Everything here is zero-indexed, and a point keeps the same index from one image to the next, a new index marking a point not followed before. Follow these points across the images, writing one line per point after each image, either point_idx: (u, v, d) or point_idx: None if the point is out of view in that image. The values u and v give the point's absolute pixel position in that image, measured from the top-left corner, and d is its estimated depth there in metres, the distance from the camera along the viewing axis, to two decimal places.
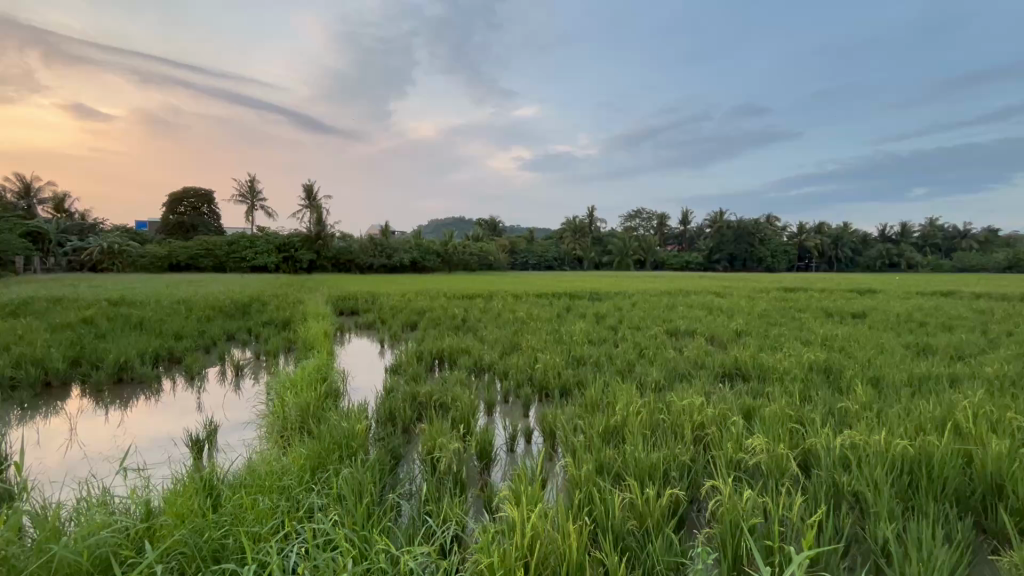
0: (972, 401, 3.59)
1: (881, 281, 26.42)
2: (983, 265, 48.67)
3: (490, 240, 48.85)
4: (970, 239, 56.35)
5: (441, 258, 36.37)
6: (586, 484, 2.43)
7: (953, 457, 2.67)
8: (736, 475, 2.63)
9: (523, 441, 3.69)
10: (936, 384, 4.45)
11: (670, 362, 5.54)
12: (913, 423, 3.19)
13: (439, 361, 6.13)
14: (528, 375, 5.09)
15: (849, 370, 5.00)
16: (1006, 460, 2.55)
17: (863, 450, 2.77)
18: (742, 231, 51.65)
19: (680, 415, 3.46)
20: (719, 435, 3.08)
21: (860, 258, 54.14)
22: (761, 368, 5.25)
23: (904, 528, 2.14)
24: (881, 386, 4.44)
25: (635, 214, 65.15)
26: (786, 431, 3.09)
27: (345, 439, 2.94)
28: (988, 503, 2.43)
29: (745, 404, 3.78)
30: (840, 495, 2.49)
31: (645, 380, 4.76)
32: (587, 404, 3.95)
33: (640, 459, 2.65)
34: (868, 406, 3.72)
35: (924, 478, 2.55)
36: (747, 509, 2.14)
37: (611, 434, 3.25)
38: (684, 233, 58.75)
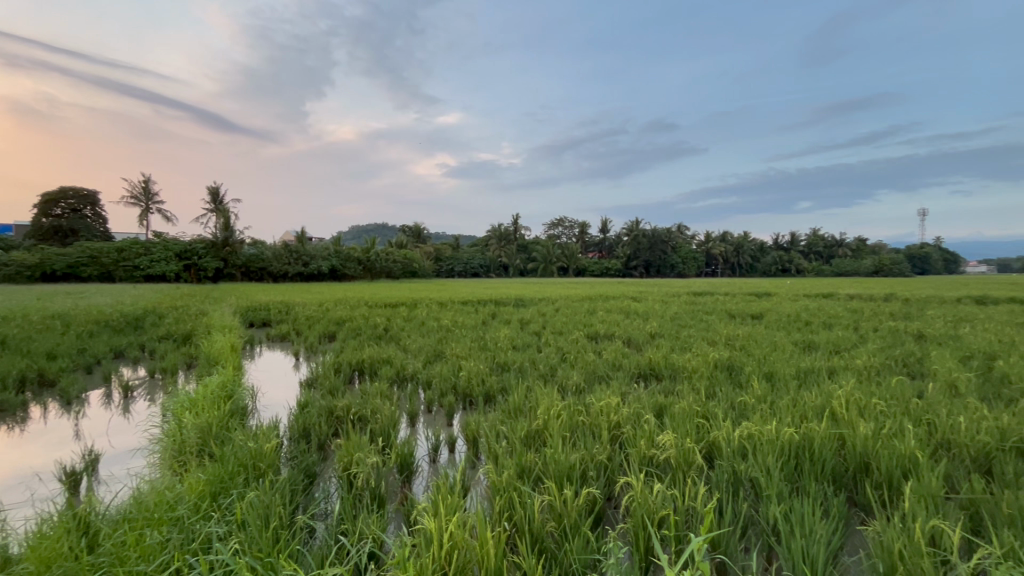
0: (845, 390, 4.08)
1: (772, 284, 29.30)
2: (856, 270, 55.58)
3: (414, 248, 47.90)
4: (845, 247, 64.02)
5: (362, 265, 35.21)
6: (506, 490, 2.46)
7: (830, 440, 3.02)
8: (649, 471, 2.78)
9: (446, 450, 3.64)
10: (818, 376, 5.00)
11: (589, 365, 5.74)
12: (798, 413, 3.57)
13: (359, 373, 5.92)
14: (452, 383, 5.05)
15: (747, 366, 5.47)
16: (871, 441, 2.93)
17: (757, 439, 3.05)
18: (656, 240, 55.00)
19: (598, 416, 3.60)
20: (633, 432, 3.25)
21: (758, 264, 59.51)
22: (672, 368, 5.61)
23: (791, 509, 2.38)
24: (774, 380, 4.92)
25: (557, 223, 67.25)
26: (693, 427, 3.31)
27: (252, 460, 2.75)
28: (858, 479, 2.76)
29: (656, 402, 4.01)
30: (739, 482, 2.71)
31: (566, 384, 4.89)
32: (510, 409, 3.98)
33: (559, 461, 2.73)
34: (762, 399, 4.10)
35: (807, 461, 2.85)
36: (657, 501, 2.28)
37: (532, 438, 3.30)
38: (603, 240, 61.25)
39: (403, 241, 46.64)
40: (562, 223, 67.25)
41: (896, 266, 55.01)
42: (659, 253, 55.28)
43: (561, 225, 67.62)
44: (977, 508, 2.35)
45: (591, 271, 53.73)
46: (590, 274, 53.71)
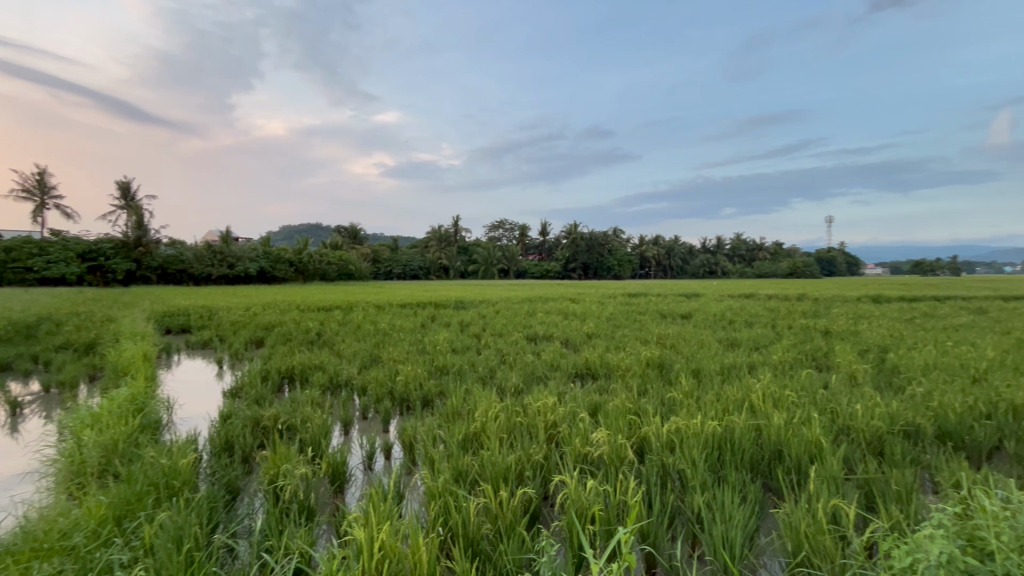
0: (762, 384, 4.39)
1: (700, 286, 30.97)
2: (773, 272, 60.29)
3: (350, 249, 46.34)
4: (764, 251, 69.04)
5: (295, 267, 33.62)
6: (442, 494, 2.43)
7: (748, 431, 3.24)
8: (583, 468, 2.85)
9: (382, 457, 3.55)
10: (739, 371, 5.36)
11: (528, 366, 5.81)
12: (721, 406, 3.80)
13: (289, 380, 5.63)
14: (388, 388, 4.92)
15: (676, 364, 5.76)
16: (783, 430, 3.17)
17: (684, 432, 3.21)
18: (593, 243, 56.64)
19: (535, 416, 3.65)
20: (569, 431, 3.32)
21: (688, 266, 62.81)
22: (607, 367, 5.79)
23: (713, 497, 2.53)
24: (700, 376, 5.21)
25: (498, 225, 67.62)
26: (625, 423, 3.44)
27: (165, 477, 2.55)
28: (772, 466, 2.99)
29: (591, 401, 4.13)
30: (667, 474, 2.84)
31: (505, 385, 4.91)
32: (448, 413, 3.95)
33: (496, 462, 2.74)
34: (689, 394, 4.34)
35: (728, 452, 3.04)
36: (590, 497, 2.35)
37: (469, 442, 3.28)
38: (543, 243, 62.26)
39: (337, 242, 44.91)
40: (503, 225, 67.61)
41: (807, 269, 60.23)
42: (597, 256, 56.96)
43: (501, 227, 68.05)
44: (870, 486, 2.62)
45: (531, 273, 54.52)
46: (531, 276, 54.46)
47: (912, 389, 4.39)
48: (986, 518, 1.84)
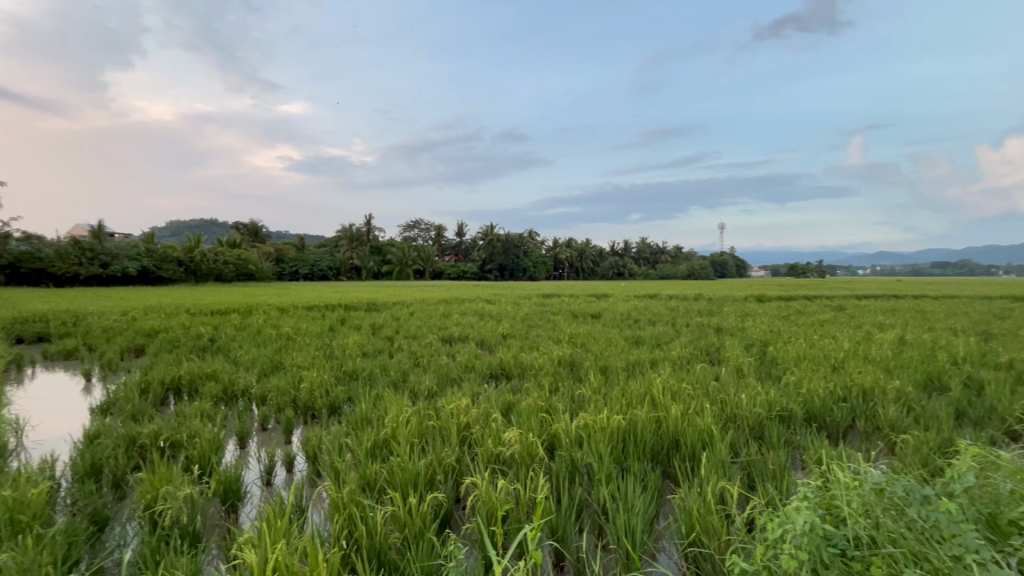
0: (663, 379, 4.70)
1: (607, 287, 32.78)
2: (673, 274, 65.16)
3: (251, 248, 42.91)
4: (666, 255, 74.34)
5: (184, 267, 30.46)
6: (346, 506, 2.32)
7: (649, 423, 3.45)
8: (495, 468, 2.87)
9: (283, 470, 3.32)
10: (641, 367, 5.71)
11: (442, 368, 5.73)
12: (626, 401, 4.01)
13: (174, 392, 5.08)
14: (291, 396, 4.61)
15: (586, 361, 6.00)
16: (680, 421, 3.42)
17: (591, 428, 3.35)
18: (509, 245, 57.46)
19: (448, 418, 3.61)
20: (482, 432, 3.33)
21: (599, 268, 65.85)
22: (521, 366, 5.89)
23: (617, 489, 2.66)
24: (607, 372, 5.48)
25: (413, 226, 66.33)
26: (537, 421, 3.52)
27: (8, 513, 2.18)
28: (671, 454, 3.21)
29: (505, 400, 4.17)
30: (575, 469, 2.94)
31: (417, 389, 4.81)
32: (356, 420, 3.78)
33: (406, 468, 2.67)
34: (597, 390, 4.54)
35: (632, 443, 3.22)
36: (501, 497, 2.37)
37: (378, 449, 3.17)
38: (460, 244, 62.02)
39: (235, 239, 41.29)
40: (418, 225, 66.41)
41: (702, 271, 65.84)
42: (513, 258, 57.80)
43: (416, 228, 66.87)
44: (751, 467, 2.90)
45: (448, 274, 54.06)
46: (447, 277, 53.97)
47: (787, 378, 4.94)
48: (841, 488, 2.11)
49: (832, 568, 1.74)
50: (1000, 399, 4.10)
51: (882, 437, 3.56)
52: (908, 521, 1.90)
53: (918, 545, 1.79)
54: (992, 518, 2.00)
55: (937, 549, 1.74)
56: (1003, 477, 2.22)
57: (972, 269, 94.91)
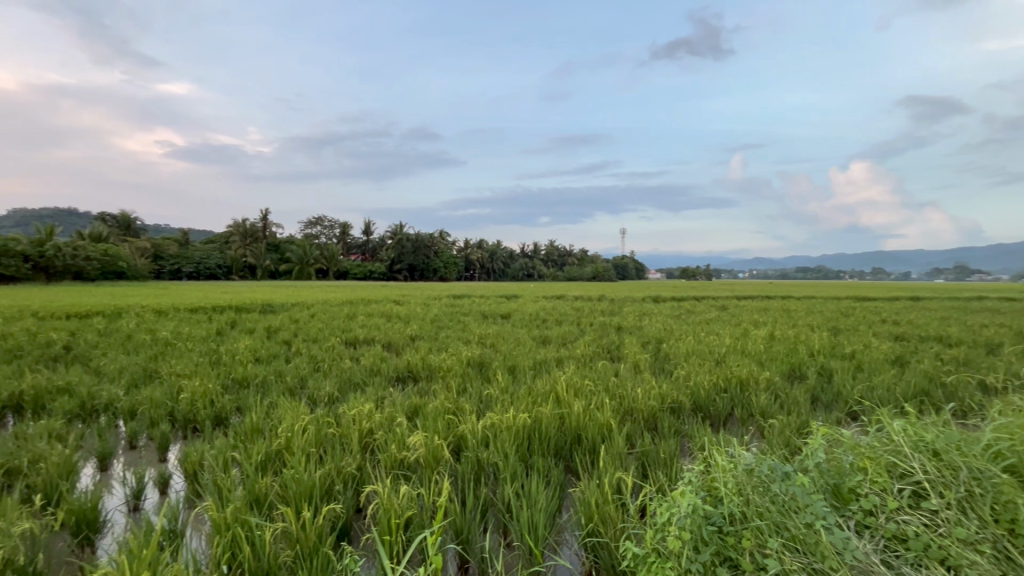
0: (567, 377, 4.88)
1: (515, 288, 33.50)
2: (579, 276, 68.28)
3: (121, 242, 37.84)
4: (572, 257, 77.53)
5: (33, 262, 26.05)
6: (229, 526, 2.12)
7: (553, 420, 3.55)
8: (398, 474, 2.79)
9: (154, 492, 2.95)
10: (547, 366, 5.87)
11: (345, 373, 5.45)
12: (532, 399, 4.10)
13: (14, 410, 4.31)
14: (168, 409, 4.13)
15: (494, 362, 6.05)
16: (582, 417, 3.56)
17: (498, 428, 3.37)
18: (420, 244, 56.42)
19: (349, 425, 3.44)
20: (385, 437, 3.21)
21: (509, 270, 66.91)
22: (428, 368, 5.80)
23: (521, 486, 2.71)
24: (514, 372, 5.57)
25: (316, 223, 62.72)
26: (443, 423, 3.47)
27: None
28: (573, 448, 3.33)
29: (411, 403, 4.07)
30: (480, 469, 2.95)
31: (317, 395, 4.52)
32: (245, 431, 3.47)
33: (301, 480, 2.50)
34: (505, 390, 4.59)
35: (536, 440, 3.30)
36: (403, 503, 2.30)
37: (270, 462, 2.93)
38: (367, 243, 59.77)
39: (100, 232, 36.14)
40: (322, 222, 62.95)
41: (605, 273, 69.72)
42: (423, 258, 56.82)
43: (320, 225, 63.45)
44: (645, 457, 3.10)
45: (354, 274, 51.86)
46: (353, 278, 51.75)
47: (677, 372, 5.37)
48: (719, 471, 2.33)
49: (711, 544, 1.91)
50: (845, 384, 4.80)
51: (755, 421, 3.99)
52: (772, 495, 2.14)
53: (779, 516, 2.02)
54: (837, 487, 2.31)
55: (793, 518, 1.98)
56: (846, 452, 2.59)
57: (825, 273, 110.22)
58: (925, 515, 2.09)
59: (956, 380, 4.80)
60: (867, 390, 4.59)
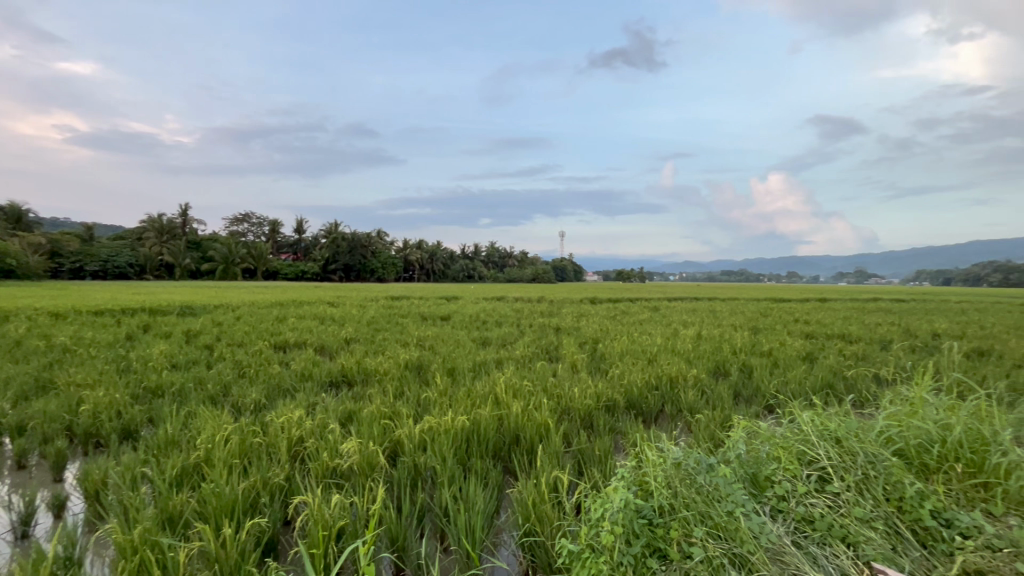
0: (506, 378, 4.90)
1: (455, 288, 33.23)
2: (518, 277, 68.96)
3: (9, 237, 33.67)
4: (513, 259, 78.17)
5: None
6: (138, 549, 1.94)
7: (492, 421, 3.55)
8: (330, 482, 2.68)
9: (48, 515, 2.64)
10: (487, 367, 5.88)
11: (273, 379, 5.16)
12: (471, 401, 4.09)
13: None
14: (66, 423, 3.71)
15: (433, 364, 5.98)
16: (520, 418, 3.59)
17: (436, 431, 3.32)
18: (356, 244, 54.67)
19: (277, 433, 3.26)
20: (316, 445, 3.07)
21: (449, 271, 66.31)
22: (364, 372, 5.62)
23: (458, 489, 2.68)
24: (453, 374, 5.53)
25: (242, 220, 59.09)
26: (379, 429, 3.37)
27: None
28: (511, 450, 3.35)
29: (345, 409, 3.92)
30: (418, 474, 2.90)
31: (241, 403, 4.24)
32: (158, 444, 3.20)
33: (222, 494, 2.34)
34: (443, 392, 4.54)
35: (474, 442, 3.29)
36: (335, 513, 2.22)
37: (187, 477, 2.72)
38: (299, 241, 57.02)
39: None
40: (249, 219, 59.41)
41: (544, 275, 70.74)
42: (360, 258, 55.08)
43: (246, 221, 59.77)
44: (581, 455, 3.17)
45: (284, 273, 49.31)
46: (284, 278, 49.19)
47: (612, 371, 5.56)
48: (650, 466, 2.42)
49: (641, 536, 1.99)
50: (763, 379, 5.17)
51: (683, 417, 4.21)
52: (698, 486, 2.25)
53: (704, 506, 2.14)
54: (755, 476, 2.48)
55: (716, 507, 2.11)
56: (762, 442, 2.79)
57: (746, 276, 118.29)
58: (829, 497, 2.29)
59: (855, 374, 5.31)
60: (782, 384, 4.98)
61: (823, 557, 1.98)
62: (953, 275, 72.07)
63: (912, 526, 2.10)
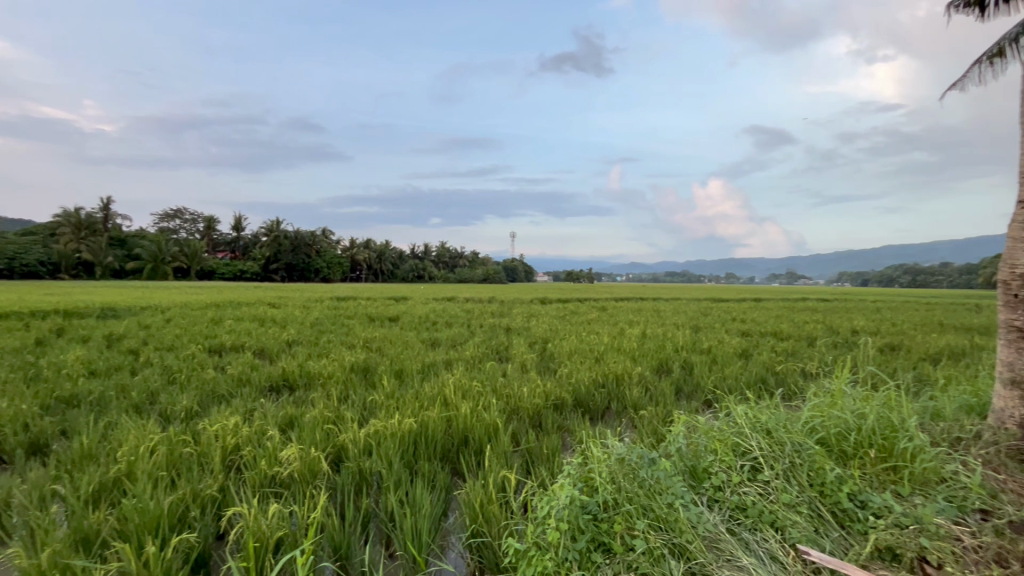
0: (456, 379, 4.86)
1: (404, 288, 32.59)
2: (469, 278, 68.73)
3: None
4: (463, 260, 77.79)
5: None
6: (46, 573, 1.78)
7: (440, 423, 3.51)
8: (268, 492, 2.55)
9: None
10: (436, 368, 5.82)
11: (206, 385, 4.86)
12: (419, 403, 4.02)
13: None
14: None
15: (381, 366, 5.84)
16: (469, 419, 3.57)
17: (382, 435, 3.24)
18: (300, 243, 52.56)
19: (210, 442, 3.07)
20: (253, 453, 2.92)
21: (399, 272, 65.05)
22: (307, 375, 5.40)
23: (405, 493, 2.63)
24: (401, 376, 5.43)
25: (174, 216, 55.40)
26: (322, 434, 3.25)
27: None
28: (459, 451, 3.32)
29: (285, 415, 3.75)
30: (363, 479, 2.82)
31: (170, 411, 3.96)
32: (72, 458, 2.93)
33: (147, 509, 2.18)
34: (390, 395, 4.44)
35: (422, 445, 3.24)
36: (272, 524, 2.12)
37: (105, 493, 2.51)
38: (237, 239, 54.12)
39: None
40: (181, 216, 55.77)
41: (495, 275, 70.85)
42: (304, 258, 52.98)
43: (177, 217, 56.01)
44: (529, 454, 3.20)
45: (221, 273, 46.62)
46: (220, 278, 46.51)
47: (561, 371, 5.65)
48: (595, 462, 2.47)
49: (586, 531, 2.03)
50: (702, 375, 5.42)
51: (627, 413, 4.34)
52: (640, 480, 2.32)
53: (646, 499, 2.21)
54: (693, 468, 2.59)
55: (657, 500, 2.19)
56: (701, 435, 2.92)
57: (688, 278, 123.52)
58: (760, 485, 2.43)
59: (785, 369, 5.68)
60: (720, 380, 5.24)
61: (754, 541, 2.10)
62: (869, 277, 78.49)
63: (832, 509, 2.27)
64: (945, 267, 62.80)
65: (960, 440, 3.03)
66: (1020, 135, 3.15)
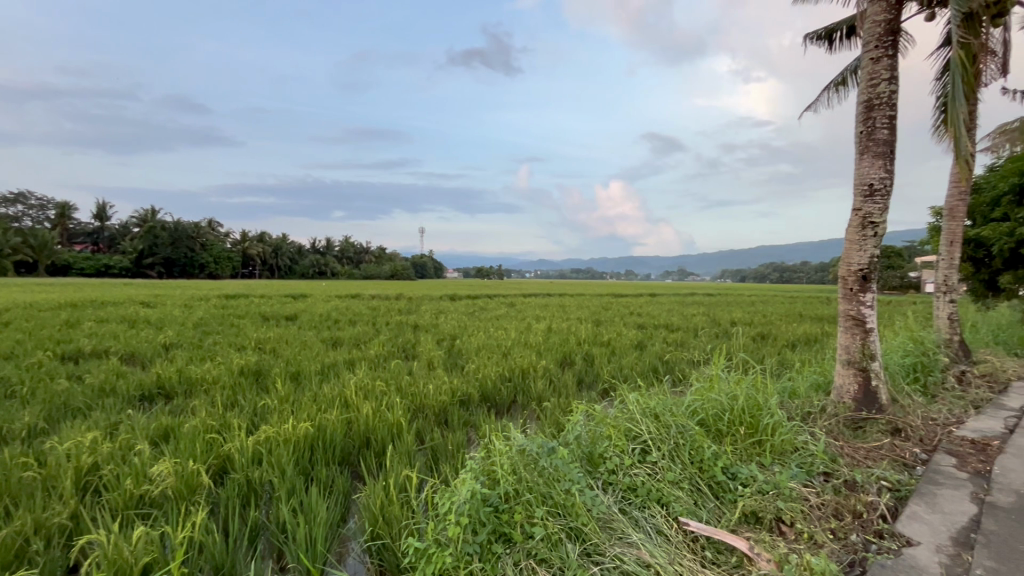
0: (358, 379, 4.67)
1: (303, 286, 30.42)
2: (376, 274, 66.37)
3: None
4: (370, 256, 74.80)
5: None
6: None
7: (339, 425, 3.35)
8: (134, 514, 2.27)
9: None
10: (337, 369, 5.54)
11: (56, 397, 4.18)
12: (317, 406, 3.81)
13: None
14: None
15: (275, 369, 5.43)
16: (371, 420, 3.44)
17: (273, 441, 3.02)
18: (181, 235, 47.20)
19: (60, 463, 2.66)
20: (116, 471, 2.58)
21: (298, 267, 60.95)
22: (186, 381, 4.87)
23: (299, 502, 2.49)
24: (298, 378, 5.09)
25: (15, 201, 46.97)
26: (202, 445, 2.95)
27: None
28: (360, 454, 3.20)
29: (159, 426, 3.35)
30: (251, 491, 2.61)
31: (6, 431, 3.36)
32: None
33: None
34: (285, 399, 4.15)
35: (319, 449, 3.07)
36: (138, 548, 1.89)
37: None
38: (100, 231, 47.28)
39: None
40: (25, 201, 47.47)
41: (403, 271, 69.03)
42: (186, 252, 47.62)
43: (20, 203, 47.58)
44: (434, 451, 3.17)
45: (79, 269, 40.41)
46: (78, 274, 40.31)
47: (468, 367, 5.65)
48: (498, 454, 2.50)
49: (487, 524, 2.05)
50: (601, 367, 5.73)
51: (531, 406, 4.46)
52: (540, 469, 2.38)
53: (545, 487, 2.28)
54: (590, 454, 2.73)
55: (555, 487, 2.27)
56: (597, 423, 3.07)
57: (591, 274, 129.63)
58: (649, 466, 2.62)
59: (673, 358, 6.18)
60: (617, 370, 5.57)
61: (642, 517, 2.26)
62: (745, 273, 88.11)
63: (708, 482, 2.52)
64: (804, 265, 72.23)
65: (810, 414, 3.52)
66: (857, 151, 3.68)
